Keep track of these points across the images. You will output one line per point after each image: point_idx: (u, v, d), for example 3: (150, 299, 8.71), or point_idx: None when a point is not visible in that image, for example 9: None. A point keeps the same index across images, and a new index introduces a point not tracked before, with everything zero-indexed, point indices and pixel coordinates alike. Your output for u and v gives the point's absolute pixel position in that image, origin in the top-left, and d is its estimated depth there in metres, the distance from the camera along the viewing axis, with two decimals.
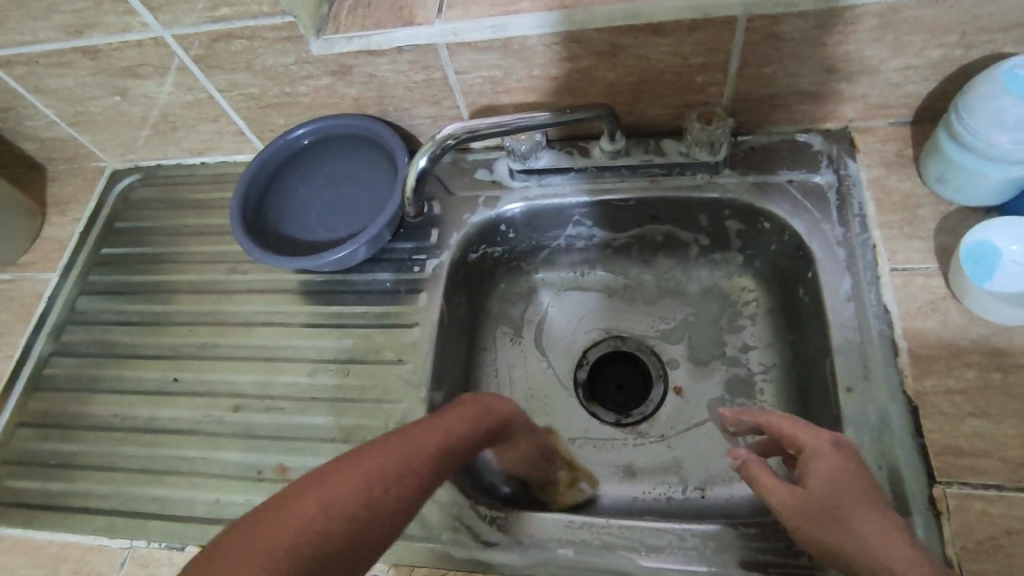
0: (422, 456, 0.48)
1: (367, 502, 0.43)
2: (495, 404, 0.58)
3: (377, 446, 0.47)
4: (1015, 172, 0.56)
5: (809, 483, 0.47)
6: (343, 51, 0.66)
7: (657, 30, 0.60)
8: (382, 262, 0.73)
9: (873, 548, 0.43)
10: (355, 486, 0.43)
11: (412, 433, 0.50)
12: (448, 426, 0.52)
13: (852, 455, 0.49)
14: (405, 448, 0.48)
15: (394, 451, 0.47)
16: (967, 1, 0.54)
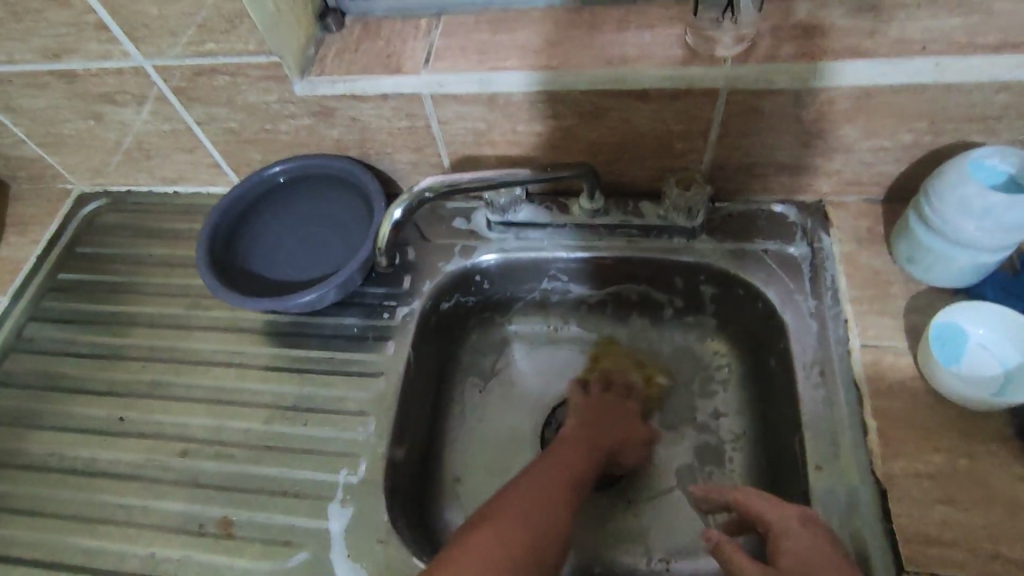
0: (554, 483, 0.59)
1: (523, 547, 0.52)
2: (608, 432, 0.68)
3: (529, 488, 0.57)
4: (981, 259, 0.57)
5: (784, 566, 0.47)
6: (326, 94, 0.66)
7: (640, 96, 0.61)
8: (351, 306, 0.71)
9: None
10: (521, 523, 0.53)
11: (537, 474, 0.59)
12: (567, 458, 0.63)
13: (821, 531, 0.49)
14: (545, 490, 0.57)
15: (532, 492, 0.57)
16: (936, 92, 0.56)
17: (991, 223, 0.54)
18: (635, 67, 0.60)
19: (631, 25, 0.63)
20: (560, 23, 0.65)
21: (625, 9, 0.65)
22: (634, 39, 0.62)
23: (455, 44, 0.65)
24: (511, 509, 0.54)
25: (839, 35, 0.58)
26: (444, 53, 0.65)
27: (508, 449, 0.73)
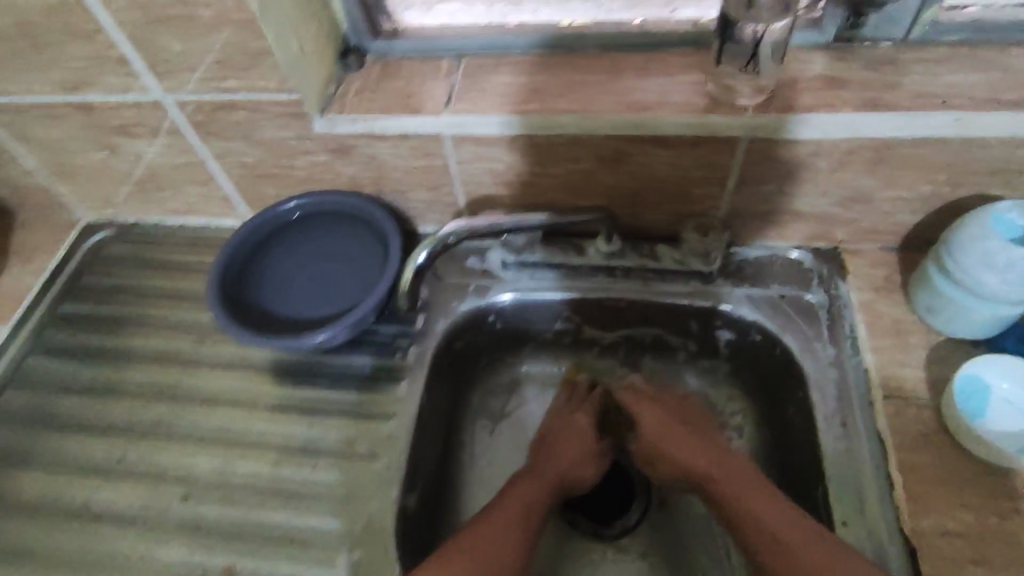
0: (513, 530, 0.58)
1: None
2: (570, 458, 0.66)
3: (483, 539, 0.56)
4: (1005, 312, 0.57)
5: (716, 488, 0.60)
6: (345, 132, 0.66)
7: (661, 141, 0.61)
8: (363, 345, 0.70)
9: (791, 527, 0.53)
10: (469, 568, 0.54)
11: (492, 515, 0.59)
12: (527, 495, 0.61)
13: (732, 458, 0.60)
14: (493, 534, 0.57)
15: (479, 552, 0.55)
16: (956, 145, 0.57)
17: (1015, 278, 0.54)
18: (657, 112, 0.60)
19: (651, 71, 0.64)
20: (580, 68, 0.66)
21: (645, 56, 0.65)
22: (654, 85, 0.62)
23: (475, 86, 0.66)
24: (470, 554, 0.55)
25: (859, 87, 0.59)
26: (465, 94, 0.65)
27: None
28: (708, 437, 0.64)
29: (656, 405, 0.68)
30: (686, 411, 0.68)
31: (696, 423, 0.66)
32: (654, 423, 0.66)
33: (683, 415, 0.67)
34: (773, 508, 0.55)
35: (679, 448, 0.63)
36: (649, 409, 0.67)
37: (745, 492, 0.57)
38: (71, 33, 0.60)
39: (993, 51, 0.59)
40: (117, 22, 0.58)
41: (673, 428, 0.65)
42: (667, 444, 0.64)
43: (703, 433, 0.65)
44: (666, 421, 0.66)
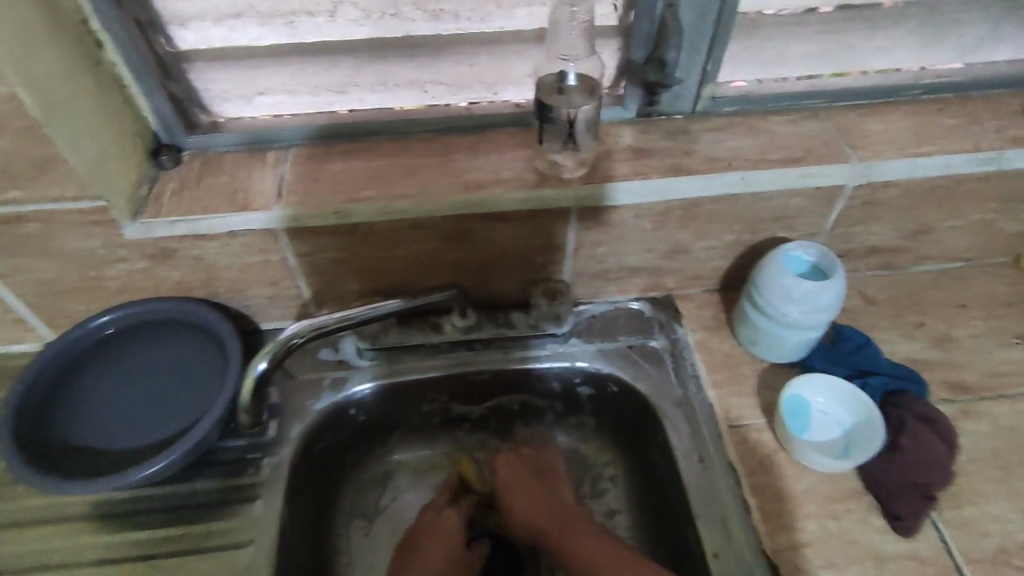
0: None
1: None
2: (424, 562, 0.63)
3: None
4: (809, 335, 0.65)
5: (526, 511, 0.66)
6: (164, 236, 0.61)
7: (500, 217, 0.64)
8: (206, 467, 0.62)
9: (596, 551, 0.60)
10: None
11: None
12: None
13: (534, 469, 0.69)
14: None
15: None
16: (746, 199, 0.66)
17: (811, 306, 0.62)
18: (492, 191, 0.63)
19: (482, 151, 0.67)
20: (413, 152, 0.67)
21: (474, 137, 0.69)
22: (486, 164, 0.65)
23: (308, 176, 0.64)
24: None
25: (663, 155, 0.66)
26: (298, 186, 0.63)
27: None
28: (555, 490, 0.68)
29: (517, 462, 0.69)
30: (542, 462, 0.70)
31: (546, 475, 0.69)
32: (512, 477, 0.68)
33: (539, 466, 0.69)
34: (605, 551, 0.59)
35: (532, 501, 0.66)
36: (506, 466, 0.69)
37: (579, 539, 0.61)
38: None
39: (760, 118, 0.70)
40: None
41: (530, 482, 0.67)
42: (523, 500, 0.66)
43: (554, 486, 0.68)
44: (523, 474, 0.68)
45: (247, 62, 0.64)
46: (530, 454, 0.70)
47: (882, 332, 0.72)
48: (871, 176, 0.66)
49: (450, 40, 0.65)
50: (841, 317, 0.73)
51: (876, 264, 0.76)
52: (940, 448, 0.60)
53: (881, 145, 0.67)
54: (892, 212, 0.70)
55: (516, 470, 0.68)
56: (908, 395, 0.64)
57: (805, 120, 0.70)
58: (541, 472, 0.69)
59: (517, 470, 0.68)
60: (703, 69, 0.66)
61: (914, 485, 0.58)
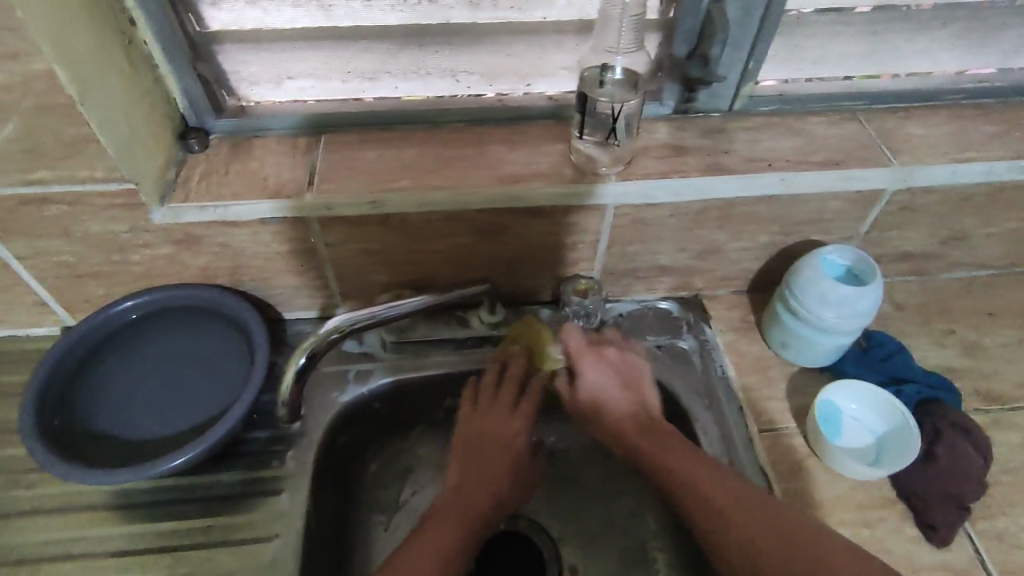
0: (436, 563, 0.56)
1: None
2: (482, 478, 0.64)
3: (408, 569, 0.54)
4: (842, 341, 0.64)
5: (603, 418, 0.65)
6: (191, 220, 0.59)
7: (534, 213, 0.63)
8: (230, 458, 0.61)
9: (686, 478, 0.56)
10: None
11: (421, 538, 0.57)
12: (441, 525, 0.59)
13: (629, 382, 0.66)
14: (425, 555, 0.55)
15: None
16: (784, 200, 0.65)
17: (848, 311, 0.61)
18: (527, 184, 0.61)
19: (516, 144, 0.66)
20: (446, 143, 0.66)
21: (507, 129, 0.67)
22: (521, 157, 0.64)
23: (339, 164, 0.63)
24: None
25: (700, 154, 0.65)
26: (329, 174, 0.62)
27: None
28: (645, 397, 0.65)
29: (602, 365, 0.66)
30: (625, 366, 0.66)
31: (637, 380, 0.65)
32: (603, 382, 0.65)
33: (625, 371, 0.66)
34: (694, 462, 0.56)
35: (620, 410, 0.64)
36: (591, 364, 0.66)
37: (672, 463, 0.57)
38: None
39: (797, 119, 0.69)
40: None
41: (609, 389, 0.65)
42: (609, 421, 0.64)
43: (640, 391, 0.65)
44: (610, 385, 0.65)
45: (280, 46, 0.62)
46: (619, 355, 0.67)
47: (913, 338, 0.72)
48: (911, 181, 0.65)
49: (488, 29, 0.64)
50: (872, 323, 0.72)
51: (906, 270, 0.76)
52: (974, 457, 0.59)
53: (921, 150, 0.66)
54: (927, 218, 0.69)
55: (596, 377, 0.66)
56: (943, 404, 0.63)
57: (844, 121, 0.69)
58: (630, 382, 0.65)
59: (602, 374, 0.66)
60: (744, 67, 0.65)
61: (945, 496, 0.58)
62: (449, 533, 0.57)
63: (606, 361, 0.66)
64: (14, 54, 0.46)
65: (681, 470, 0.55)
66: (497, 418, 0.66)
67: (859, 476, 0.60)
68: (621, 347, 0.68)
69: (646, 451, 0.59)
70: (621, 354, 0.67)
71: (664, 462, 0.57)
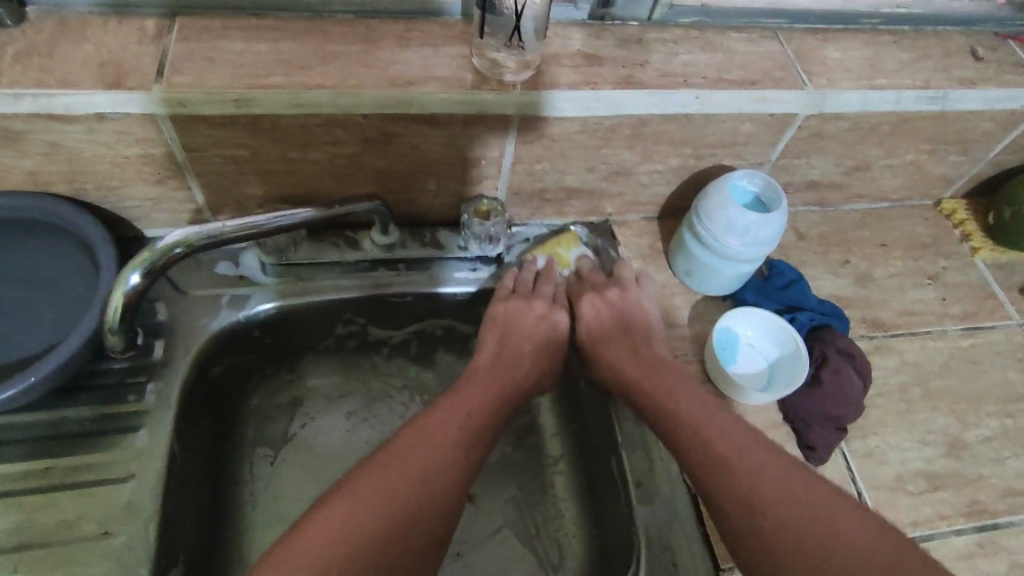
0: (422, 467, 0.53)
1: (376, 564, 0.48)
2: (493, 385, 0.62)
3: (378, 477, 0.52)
4: (745, 269, 0.64)
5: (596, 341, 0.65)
6: (3, 110, 0.49)
7: (430, 121, 0.56)
8: (77, 392, 0.54)
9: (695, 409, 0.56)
10: (385, 487, 0.51)
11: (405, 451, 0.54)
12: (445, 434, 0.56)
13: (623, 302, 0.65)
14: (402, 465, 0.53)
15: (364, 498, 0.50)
16: (697, 120, 0.61)
17: (751, 238, 0.60)
18: (421, 88, 0.55)
19: (411, 42, 0.58)
20: (329, 36, 0.57)
21: (402, 25, 0.59)
22: (416, 57, 0.57)
23: (197, 53, 0.53)
24: (376, 482, 0.51)
25: (614, 65, 0.60)
26: (183, 64, 0.52)
27: None
28: (650, 341, 0.64)
29: (603, 303, 0.66)
30: (626, 304, 0.65)
31: (638, 324, 0.64)
32: (595, 320, 0.66)
33: (625, 313, 0.64)
34: (693, 396, 0.57)
35: (615, 348, 0.63)
36: (596, 303, 0.66)
37: (674, 389, 0.58)
38: None
39: (717, 34, 0.65)
40: None
41: (614, 333, 0.64)
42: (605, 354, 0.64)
43: (638, 331, 0.64)
44: (607, 318, 0.65)
45: None
46: (621, 295, 0.65)
47: (811, 268, 0.72)
48: (823, 106, 0.63)
49: None
50: (774, 252, 0.72)
51: (810, 200, 0.76)
52: (857, 382, 0.61)
53: (836, 73, 0.64)
54: (834, 147, 0.68)
55: (596, 312, 0.66)
56: (832, 331, 0.64)
57: (763, 40, 0.65)
58: (629, 319, 0.64)
59: (608, 312, 0.65)
60: None
61: (826, 417, 0.60)
62: (466, 404, 0.59)
63: (607, 298, 0.66)
64: None
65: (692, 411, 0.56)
66: (524, 314, 0.65)
67: (749, 400, 0.61)
68: (620, 284, 0.66)
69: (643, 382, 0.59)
70: (624, 293, 0.65)
71: (656, 390, 0.58)
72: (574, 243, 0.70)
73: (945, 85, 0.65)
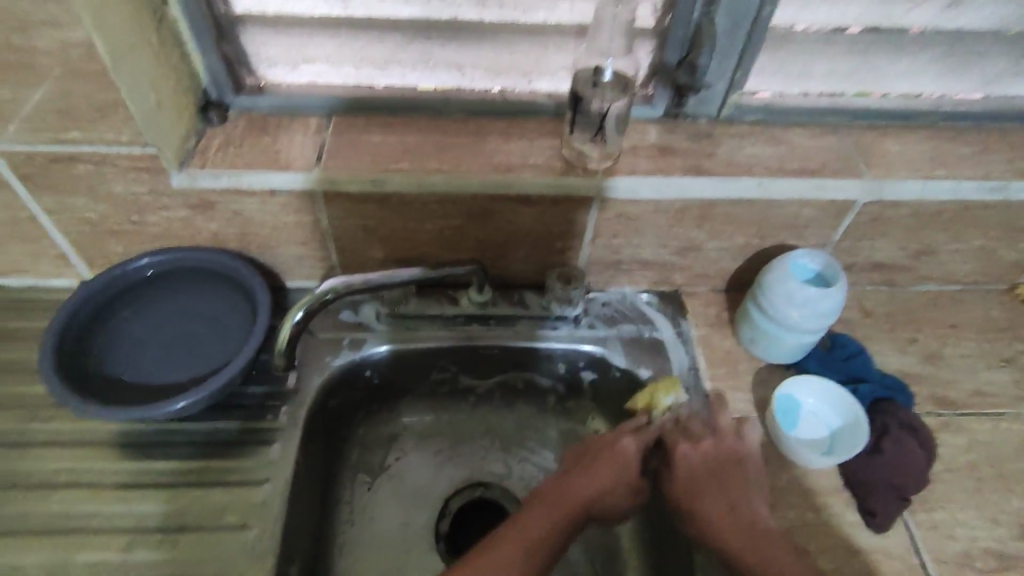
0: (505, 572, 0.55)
1: None
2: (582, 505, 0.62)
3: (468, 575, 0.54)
4: (805, 339, 0.68)
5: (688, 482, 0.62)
6: (209, 187, 0.64)
7: (525, 201, 0.67)
8: (229, 409, 0.66)
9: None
10: None
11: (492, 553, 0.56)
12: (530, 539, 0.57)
13: (720, 444, 0.63)
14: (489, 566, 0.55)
15: None
16: (761, 205, 0.69)
17: (810, 310, 0.66)
18: (518, 174, 0.66)
19: (512, 136, 0.70)
20: (448, 131, 0.70)
21: (505, 123, 0.72)
22: (516, 148, 0.69)
23: (347, 145, 0.68)
24: None
25: (685, 156, 0.69)
26: (336, 153, 0.66)
27: (400, 549, 0.71)
28: (746, 496, 0.61)
29: (696, 453, 0.63)
30: (723, 458, 0.63)
31: (733, 475, 0.62)
32: (689, 476, 0.62)
33: (717, 463, 0.63)
34: (771, 547, 0.56)
35: (709, 503, 0.61)
36: (691, 451, 0.64)
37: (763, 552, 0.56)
38: None
39: (780, 129, 0.73)
40: None
41: (706, 483, 0.62)
42: (701, 515, 0.60)
43: (735, 491, 0.61)
44: (697, 472, 0.62)
45: (299, 31, 0.68)
46: (714, 445, 0.63)
47: (877, 344, 0.76)
48: (881, 194, 0.69)
49: (493, 27, 0.68)
50: (838, 326, 0.76)
51: (877, 279, 0.79)
52: (920, 456, 0.63)
53: (893, 165, 0.70)
54: (896, 231, 0.73)
55: (690, 463, 0.63)
56: (896, 404, 0.67)
57: (823, 134, 0.73)
58: (724, 477, 0.62)
59: (701, 462, 0.63)
60: (731, 77, 0.69)
61: (887, 486, 0.62)
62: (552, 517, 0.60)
63: (702, 448, 0.64)
64: (57, 23, 0.49)
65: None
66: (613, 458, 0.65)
67: (808, 463, 0.64)
68: (716, 434, 0.64)
69: (734, 539, 0.58)
70: (719, 443, 0.63)
71: (745, 552, 0.57)
72: (672, 389, 0.68)
73: (1005, 178, 0.69)
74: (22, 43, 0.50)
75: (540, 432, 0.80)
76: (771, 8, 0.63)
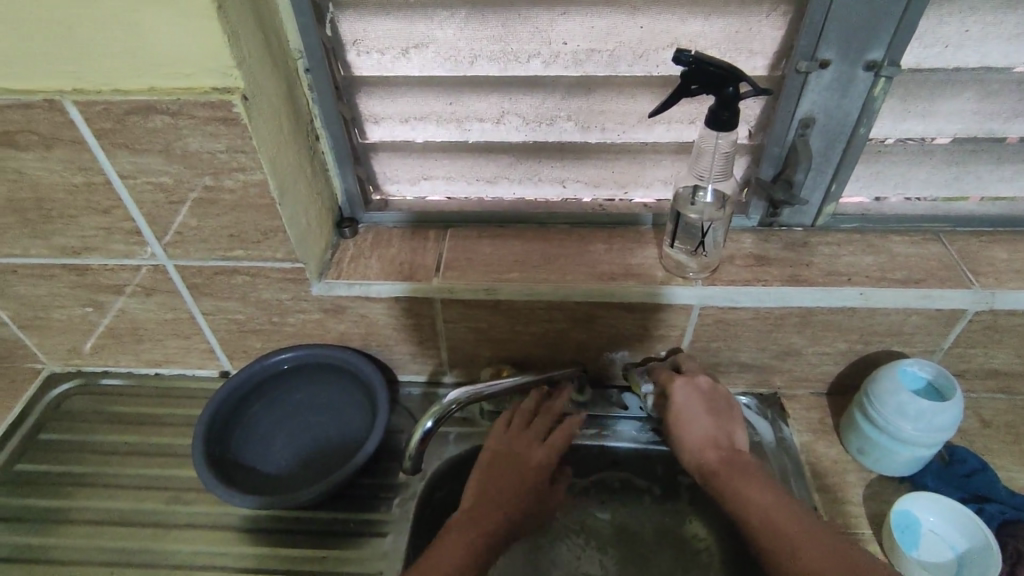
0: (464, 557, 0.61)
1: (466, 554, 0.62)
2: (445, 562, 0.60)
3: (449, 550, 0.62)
4: (919, 453, 0.67)
5: (680, 419, 0.67)
6: (342, 295, 0.72)
7: (628, 307, 0.71)
8: (346, 498, 0.71)
9: (758, 498, 0.58)
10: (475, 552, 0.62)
11: (437, 552, 0.61)
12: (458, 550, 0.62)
13: (709, 393, 0.68)
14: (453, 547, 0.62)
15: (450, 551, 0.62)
16: (865, 314, 0.69)
17: (924, 424, 0.64)
18: (621, 283, 0.70)
19: (612, 245, 0.75)
20: (552, 242, 0.76)
21: (605, 233, 0.77)
22: (617, 257, 0.74)
23: (462, 255, 0.75)
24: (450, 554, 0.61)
25: (783, 265, 0.72)
26: (453, 264, 0.73)
27: None
28: (731, 429, 0.66)
29: (693, 386, 0.69)
30: (717, 396, 0.68)
31: (726, 411, 0.68)
32: (687, 401, 0.68)
33: (713, 398, 0.68)
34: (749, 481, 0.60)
35: (699, 429, 0.66)
36: (683, 388, 0.69)
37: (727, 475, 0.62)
38: (87, 208, 0.64)
39: (879, 237, 0.74)
40: (137, 202, 0.63)
41: (695, 410, 0.67)
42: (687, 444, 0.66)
43: (726, 423, 0.67)
44: (693, 401, 0.68)
45: (421, 155, 0.76)
46: (710, 384, 0.69)
47: (999, 458, 0.72)
48: (993, 304, 0.68)
49: (596, 148, 0.74)
50: (954, 437, 0.74)
51: (993, 387, 0.76)
52: None
53: (1003, 274, 0.69)
54: (1013, 340, 0.71)
55: (690, 395, 0.68)
56: None
57: (923, 243, 0.74)
58: (717, 410, 0.67)
59: (686, 400, 0.68)
60: (826, 189, 0.72)
61: None
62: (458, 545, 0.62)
63: (693, 388, 0.69)
64: (243, 168, 0.60)
65: (756, 497, 0.58)
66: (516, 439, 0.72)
67: None
68: (705, 383, 0.69)
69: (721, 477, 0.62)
70: (705, 388, 0.69)
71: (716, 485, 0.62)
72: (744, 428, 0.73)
73: None
74: (213, 183, 0.61)
75: (636, 534, 0.79)
76: (867, 128, 0.67)
